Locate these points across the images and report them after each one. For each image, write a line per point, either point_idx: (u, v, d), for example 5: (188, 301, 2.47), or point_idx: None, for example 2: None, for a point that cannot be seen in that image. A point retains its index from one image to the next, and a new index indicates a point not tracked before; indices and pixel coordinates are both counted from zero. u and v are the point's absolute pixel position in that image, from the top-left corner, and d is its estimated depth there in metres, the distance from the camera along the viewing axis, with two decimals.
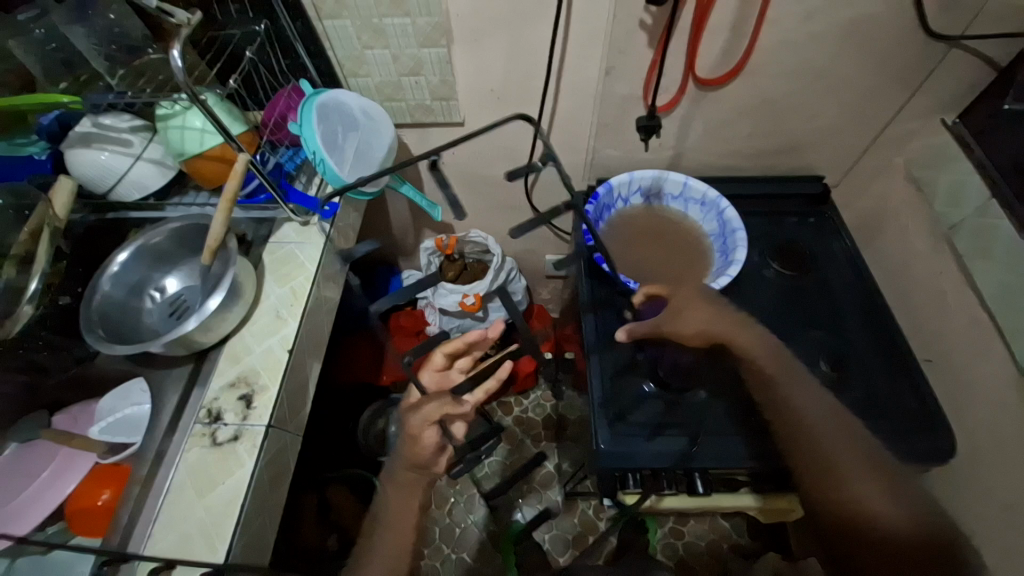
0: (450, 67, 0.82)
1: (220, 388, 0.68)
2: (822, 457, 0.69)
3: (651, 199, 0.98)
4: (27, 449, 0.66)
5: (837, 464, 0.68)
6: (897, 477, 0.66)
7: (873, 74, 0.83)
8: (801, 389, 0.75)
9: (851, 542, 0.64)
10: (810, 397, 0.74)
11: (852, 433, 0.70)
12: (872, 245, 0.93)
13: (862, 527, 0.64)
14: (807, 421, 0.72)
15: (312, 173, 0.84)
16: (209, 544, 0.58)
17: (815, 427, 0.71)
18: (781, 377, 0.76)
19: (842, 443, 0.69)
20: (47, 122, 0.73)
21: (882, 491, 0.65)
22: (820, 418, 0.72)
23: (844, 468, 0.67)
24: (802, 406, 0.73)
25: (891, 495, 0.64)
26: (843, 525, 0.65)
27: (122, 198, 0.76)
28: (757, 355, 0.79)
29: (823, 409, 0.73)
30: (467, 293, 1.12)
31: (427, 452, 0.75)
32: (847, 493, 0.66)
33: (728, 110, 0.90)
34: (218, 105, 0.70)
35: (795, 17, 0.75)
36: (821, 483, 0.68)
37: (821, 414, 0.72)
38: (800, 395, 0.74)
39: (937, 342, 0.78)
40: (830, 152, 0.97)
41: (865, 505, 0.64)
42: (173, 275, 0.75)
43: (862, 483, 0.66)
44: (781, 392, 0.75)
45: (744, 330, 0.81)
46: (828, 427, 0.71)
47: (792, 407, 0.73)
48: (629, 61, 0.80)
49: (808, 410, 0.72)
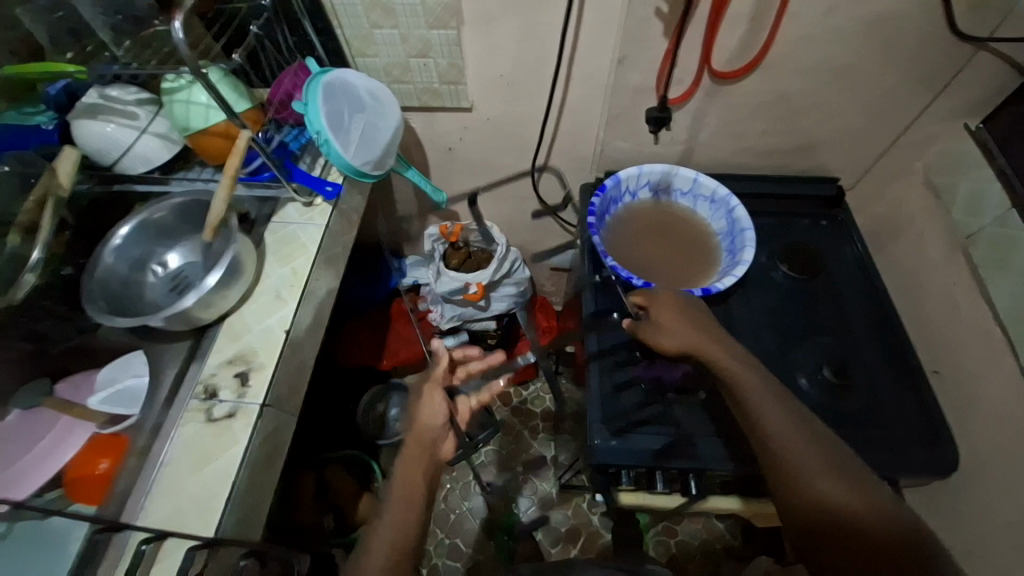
0: (459, 50, 0.81)
1: (218, 365, 0.68)
2: (782, 458, 0.64)
3: (659, 194, 0.96)
4: (28, 415, 0.67)
5: (793, 463, 0.63)
6: (858, 477, 0.62)
7: (896, 73, 0.80)
8: (763, 388, 0.69)
9: (818, 540, 0.59)
10: (770, 392, 0.69)
11: (816, 434, 0.65)
12: (885, 251, 0.91)
13: (830, 524, 0.59)
14: (765, 421, 0.67)
15: (316, 154, 0.85)
16: (200, 518, 0.59)
17: (771, 421, 0.66)
18: (742, 374, 0.71)
19: (795, 442, 0.64)
20: (54, 91, 0.73)
21: (842, 487, 0.60)
22: (778, 419, 0.66)
23: (803, 470, 0.63)
24: (757, 400, 0.68)
25: (849, 494, 0.60)
26: (810, 521, 0.60)
27: (127, 171, 0.76)
28: (727, 361, 0.72)
29: (783, 407, 0.67)
30: (469, 281, 1.10)
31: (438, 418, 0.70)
32: (806, 490, 0.61)
33: (743, 105, 0.87)
34: (223, 81, 0.70)
35: (819, 10, 0.72)
36: (779, 478, 0.63)
37: (779, 411, 0.67)
38: (759, 392, 0.69)
39: (947, 353, 0.77)
40: (847, 154, 0.95)
41: (824, 501, 0.60)
42: (176, 250, 0.75)
43: (816, 478, 0.61)
44: (744, 391, 0.70)
45: (716, 340, 0.75)
46: (784, 425, 0.66)
47: (752, 407, 0.68)
48: (643, 49, 0.78)
49: (765, 409, 0.67)
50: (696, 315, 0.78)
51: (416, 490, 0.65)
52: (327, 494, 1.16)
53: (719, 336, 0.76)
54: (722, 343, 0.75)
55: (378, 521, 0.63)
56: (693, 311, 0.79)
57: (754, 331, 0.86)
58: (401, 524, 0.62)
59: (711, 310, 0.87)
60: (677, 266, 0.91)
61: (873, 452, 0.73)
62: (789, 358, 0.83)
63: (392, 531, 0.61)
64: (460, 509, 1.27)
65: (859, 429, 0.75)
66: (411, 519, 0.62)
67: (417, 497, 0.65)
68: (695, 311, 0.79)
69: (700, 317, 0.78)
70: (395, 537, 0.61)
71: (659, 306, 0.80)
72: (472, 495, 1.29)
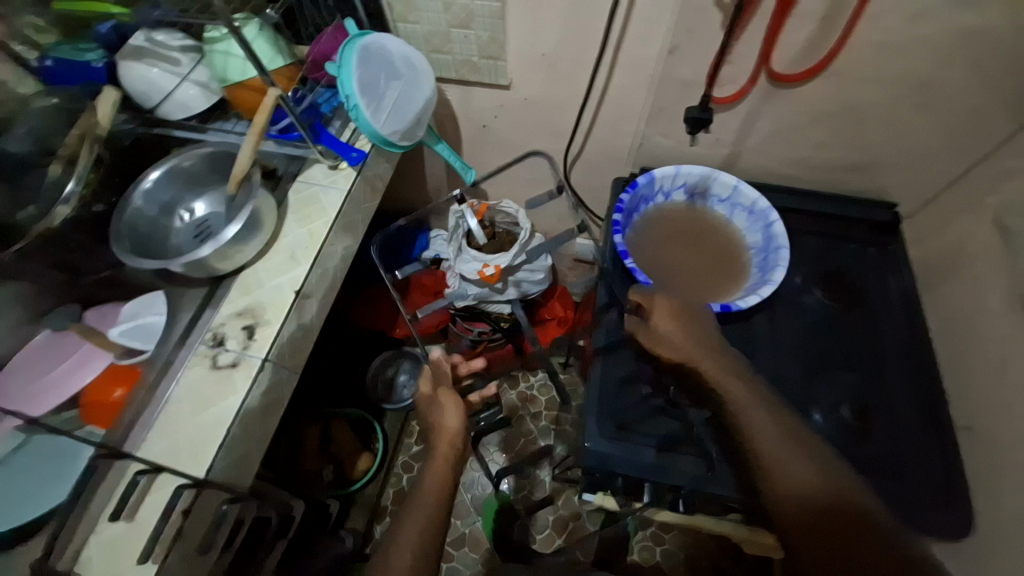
0: (502, 24, 0.77)
1: (228, 315, 0.71)
2: (781, 470, 0.62)
3: (695, 197, 0.91)
4: (59, 337, 0.71)
5: (786, 472, 0.62)
6: (854, 494, 0.60)
7: (982, 94, 0.72)
8: (756, 405, 0.68)
9: (826, 549, 0.57)
10: (762, 404, 0.68)
11: (811, 453, 0.63)
12: (936, 289, 0.83)
13: (838, 532, 0.57)
14: (757, 435, 0.65)
15: (346, 118, 0.84)
16: (194, 459, 0.62)
17: (754, 421, 0.66)
18: (736, 388, 0.70)
19: (791, 454, 0.63)
20: (105, 31, 0.75)
21: (835, 493, 0.60)
22: (763, 424, 0.66)
23: (802, 483, 0.61)
24: (750, 413, 0.67)
25: (845, 503, 0.59)
26: (819, 529, 0.58)
27: (167, 116, 0.78)
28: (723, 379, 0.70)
29: (776, 421, 0.66)
30: (488, 263, 1.08)
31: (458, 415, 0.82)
32: (804, 498, 0.60)
33: (802, 111, 0.80)
34: (259, 38, 0.69)
35: (901, 14, 0.65)
36: (770, 478, 0.62)
37: (772, 425, 0.66)
38: (754, 406, 0.67)
39: (985, 410, 0.70)
40: (910, 178, 0.87)
41: (826, 510, 0.59)
42: (203, 199, 0.77)
43: (804, 476, 0.61)
44: (740, 405, 0.68)
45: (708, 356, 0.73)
46: (778, 438, 0.64)
47: (749, 420, 0.66)
48: (696, 41, 0.72)
49: (760, 423, 0.66)
50: (690, 319, 0.76)
51: (440, 495, 0.72)
52: (330, 447, 1.21)
53: (719, 350, 0.74)
54: (719, 358, 0.72)
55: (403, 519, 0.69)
56: (693, 315, 0.77)
57: (773, 356, 0.81)
58: (431, 516, 0.69)
59: (730, 327, 0.83)
60: (702, 276, 0.86)
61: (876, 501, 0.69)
62: (807, 389, 0.78)
63: (419, 522, 0.68)
64: None
65: (869, 476, 0.71)
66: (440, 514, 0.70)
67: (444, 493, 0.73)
68: (693, 313, 0.77)
69: (693, 318, 0.77)
70: (425, 526, 0.67)
71: (660, 308, 0.77)
72: (467, 470, 1.34)
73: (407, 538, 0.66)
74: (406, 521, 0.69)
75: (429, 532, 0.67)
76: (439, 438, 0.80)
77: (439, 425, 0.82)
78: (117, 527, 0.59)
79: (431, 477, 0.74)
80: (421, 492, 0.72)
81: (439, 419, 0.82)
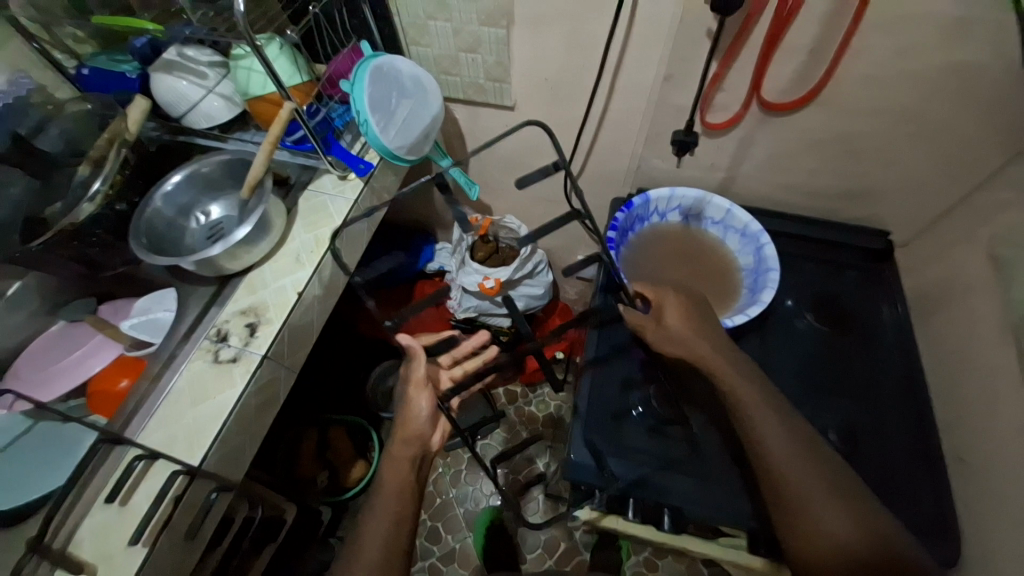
0: (507, 49, 0.82)
1: (232, 313, 0.74)
2: (806, 510, 0.59)
3: (689, 219, 0.93)
4: (75, 327, 0.79)
5: (810, 504, 0.59)
6: (882, 531, 0.58)
7: (969, 126, 0.74)
8: (776, 431, 0.64)
9: None
10: (785, 428, 0.64)
11: (830, 484, 0.60)
12: (928, 319, 0.84)
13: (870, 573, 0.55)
14: (779, 466, 0.62)
15: (357, 132, 0.89)
16: (189, 448, 0.64)
17: (774, 440, 0.63)
18: (756, 408, 0.66)
19: (812, 491, 0.60)
20: (141, 45, 0.82)
21: (857, 524, 0.58)
22: (782, 444, 0.63)
23: (827, 524, 0.58)
24: (771, 441, 0.63)
25: (871, 535, 0.57)
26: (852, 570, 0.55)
27: (192, 125, 0.84)
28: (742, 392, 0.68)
29: (798, 444, 0.63)
30: (488, 276, 1.10)
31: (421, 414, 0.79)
32: (829, 537, 0.57)
33: (795, 139, 0.83)
34: (281, 57, 0.74)
35: (884, 50, 0.68)
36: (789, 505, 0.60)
37: (792, 448, 0.63)
38: (774, 433, 0.64)
39: (975, 441, 0.69)
40: (903, 207, 0.88)
41: (855, 547, 0.56)
42: (218, 203, 0.82)
43: (825, 508, 0.58)
44: (757, 431, 0.64)
45: None
46: (799, 470, 0.61)
47: (769, 451, 0.63)
48: (689, 69, 0.76)
49: (782, 455, 0.62)
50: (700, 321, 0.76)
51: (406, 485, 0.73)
52: (326, 453, 1.23)
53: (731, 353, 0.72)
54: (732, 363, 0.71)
55: (368, 514, 0.70)
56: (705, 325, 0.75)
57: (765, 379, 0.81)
58: (398, 511, 0.70)
59: None
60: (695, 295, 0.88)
61: None
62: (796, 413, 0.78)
63: (388, 520, 0.69)
64: (446, 495, 1.33)
65: None
66: (401, 512, 0.70)
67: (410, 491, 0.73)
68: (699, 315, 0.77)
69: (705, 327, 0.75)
70: (394, 521, 0.69)
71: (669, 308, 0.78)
72: (461, 484, 1.34)
73: (376, 534, 0.68)
74: (374, 512, 0.70)
75: (398, 528, 0.69)
76: (407, 428, 0.79)
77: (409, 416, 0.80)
78: (110, 512, 0.61)
79: (394, 466, 0.74)
80: (386, 485, 0.72)
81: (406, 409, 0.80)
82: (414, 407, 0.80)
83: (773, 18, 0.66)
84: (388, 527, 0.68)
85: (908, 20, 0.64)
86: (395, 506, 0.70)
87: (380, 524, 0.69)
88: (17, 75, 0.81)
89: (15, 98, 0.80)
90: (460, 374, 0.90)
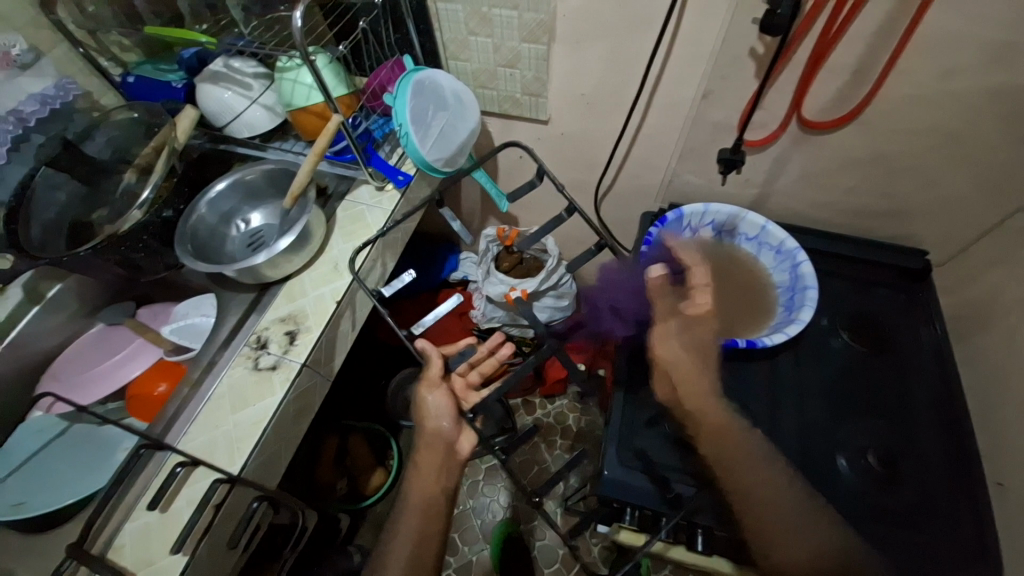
0: (546, 65, 0.83)
1: (272, 320, 0.75)
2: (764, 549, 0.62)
3: (723, 235, 0.94)
4: (112, 331, 0.80)
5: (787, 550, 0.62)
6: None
7: (1014, 148, 0.74)
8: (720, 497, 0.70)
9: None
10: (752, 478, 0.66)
11: None
12: (967, 341, 0.83)
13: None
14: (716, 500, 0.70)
15: (396, 144, 0.90)
16: (229, 456, 0.65)
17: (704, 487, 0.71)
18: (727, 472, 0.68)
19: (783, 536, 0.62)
20: (188, 56, 0.83)
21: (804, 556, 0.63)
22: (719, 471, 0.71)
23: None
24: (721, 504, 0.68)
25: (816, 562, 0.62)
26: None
27: (234, 135, 0.86)
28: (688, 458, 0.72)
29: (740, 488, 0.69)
30: (514, 286, 1.09)
31: (441, 417, 0.79)
32: None
33: (833, 157, 0.84)
34: (327, 68, 0.75)
35: (930, 74, 0.68)
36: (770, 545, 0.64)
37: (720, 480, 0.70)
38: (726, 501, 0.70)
39: (1022, 468, 0.69)
40: (940, 227, 0.88)
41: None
42: (259, 211, 0.84)
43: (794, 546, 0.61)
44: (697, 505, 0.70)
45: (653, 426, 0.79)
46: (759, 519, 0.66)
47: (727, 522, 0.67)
48: (729, 86, 0.77)
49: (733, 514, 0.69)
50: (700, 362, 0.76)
51: (435, 502, 0.73)
52: (345, 460, 1.22)
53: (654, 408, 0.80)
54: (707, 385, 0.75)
55: (399, 525, 0.71)
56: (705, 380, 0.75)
57: (799, 399, 0.80)
58: (422, 530, 0.70)
59: (753, 365, 0.84)
60: (728, 312, 0.89)
61: (893, 555, 0.67)
62: (832, 431, 0.77)
63: (410, 541, 0.69)
64: (463, 505, 1.30)
65: (897, 530, 0.69)
66: (421, 529, 0.70)
67: (436, 505, 0.73)
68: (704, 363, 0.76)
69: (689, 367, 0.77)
70: (416, 540, 0.69)
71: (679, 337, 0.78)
72: (477, 494, 1.31)
73: (400, 554, 0.68)
74: (399, 531, 0.70)
75: (422, 546, 0.69)
76: (429, 435, 0.79)
77: (430, 420, 0.80)
78: (150, 517, 0.61)
79: (423, 475, 0.75)
80: (413, 499, 0.73)
81: (425, 414, 0.81)
82: (432, 411, 0.80)
83: (819, 37, 0.67)
84: (414, 545, 0.68)
85: (960, 40, 0.64)
86: (418, 527, 0.70)
87: (406, 545, 0.68)
88: (64, 80, 0.82)
89: (63, 104, 0.81)
90: (477, 378, 0.89)
